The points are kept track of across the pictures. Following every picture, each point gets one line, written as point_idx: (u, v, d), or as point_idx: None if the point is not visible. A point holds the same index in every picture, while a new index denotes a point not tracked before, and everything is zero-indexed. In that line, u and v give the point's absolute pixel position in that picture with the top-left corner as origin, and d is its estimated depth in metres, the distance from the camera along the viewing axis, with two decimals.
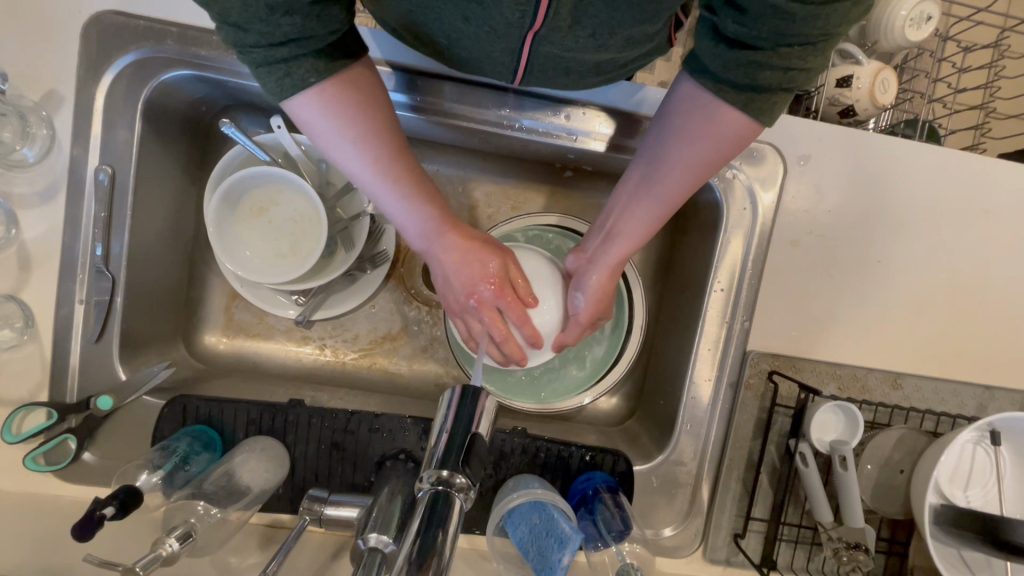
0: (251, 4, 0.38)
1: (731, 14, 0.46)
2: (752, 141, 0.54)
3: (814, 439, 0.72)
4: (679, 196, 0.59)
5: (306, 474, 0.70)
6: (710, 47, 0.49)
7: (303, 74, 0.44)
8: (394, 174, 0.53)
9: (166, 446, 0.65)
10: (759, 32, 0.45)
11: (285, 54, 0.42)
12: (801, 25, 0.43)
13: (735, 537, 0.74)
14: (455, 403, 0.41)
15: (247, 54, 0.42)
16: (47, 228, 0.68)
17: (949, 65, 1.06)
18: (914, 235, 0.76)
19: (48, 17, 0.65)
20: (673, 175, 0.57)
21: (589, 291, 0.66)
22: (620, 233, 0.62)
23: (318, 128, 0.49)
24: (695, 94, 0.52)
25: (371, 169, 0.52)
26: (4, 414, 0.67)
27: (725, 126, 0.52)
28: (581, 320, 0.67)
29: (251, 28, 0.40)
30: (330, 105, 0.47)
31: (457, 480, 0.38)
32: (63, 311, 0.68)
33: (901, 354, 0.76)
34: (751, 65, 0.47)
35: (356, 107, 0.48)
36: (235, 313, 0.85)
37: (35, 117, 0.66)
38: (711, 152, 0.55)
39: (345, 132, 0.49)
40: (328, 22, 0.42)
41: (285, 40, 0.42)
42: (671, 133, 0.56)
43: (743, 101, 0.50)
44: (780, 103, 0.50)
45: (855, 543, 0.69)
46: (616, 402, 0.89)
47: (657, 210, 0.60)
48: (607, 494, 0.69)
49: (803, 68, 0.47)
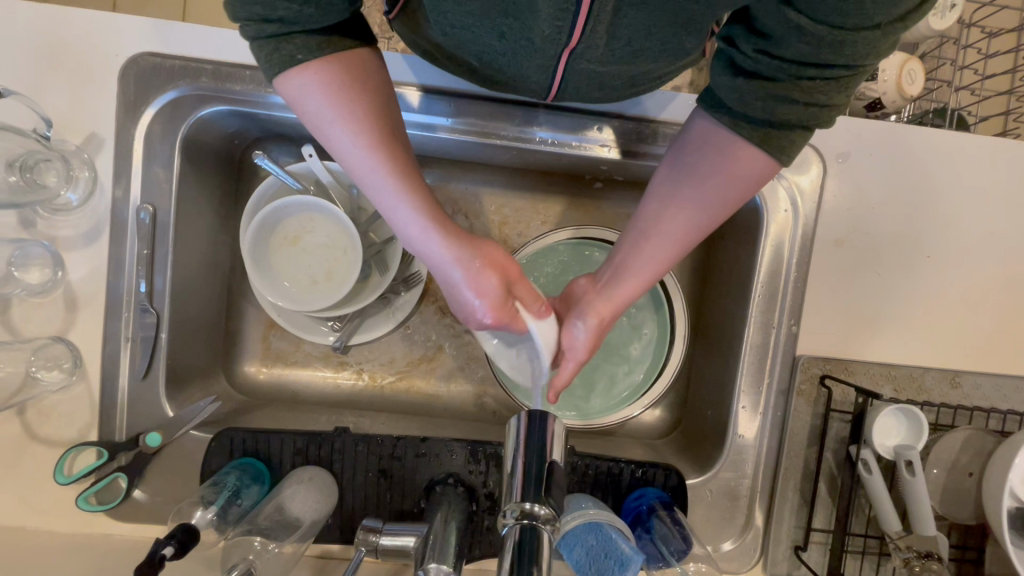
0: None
1: (755, 41, 0.45)
2: (765, 182, 0.53)
3: (877, 444, 0.69)
4: (692, 238, 0.56)
5: (355, 503, 0.69)
6: (724, 80, 0.48)
7: (291, 50, 0.44)
8: (381, 153, 0.48)
9: (216, 481, 0.64)
10: (782, 60, 0.44)
11: (275, 31, 0.43)
12: (826, 50, 0.42)
13: (797, 550, 0.71)
14: (523, 431, 0.41)
15: (245, 27, 0.44)
16: (92, 269, 0.69)
17: (973, 52, 1.03)
18: (963, 229, 0.73)
19: (84, 61, 0.67)
20: (688, 213, 0.54)
21: (591, 321, 0.57)
22: (629, 269, 0.57)
23: (308, 104, 0.47)
24: (711, 130, 0.51)
25: (357, 152, 0.48)
26: (57, 455, 0.68)
27: (741, 165, 0.51)
28: (573, 355, 0.58)
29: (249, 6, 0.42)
30: (320, 80, 0.46)
31: (540, 512, 0.38)
32: (109, 349, 0.69)
33: (957, 351, 0.73)
34: (771, 98, 0.46)
35: (348, 86, 0.47)
36: (272, 341, 0.85)
37: (78, 161, 0.67)
38: (725, 190, 0.52)
39: (334, 107, 0.47)
40: (326, 12, 0.43)
41: (278, 19, 0.43)
42: (686, 168, 0.54)
43: (760, 136, 0.49)
44: (797, 141, 0.49)
45: (927, 552, 0.67)
46: (660, 414, 0.88)
47: (668, 246, 0.55)
48: (663, 510, 0.67)
49: (823, 104, 0.46)
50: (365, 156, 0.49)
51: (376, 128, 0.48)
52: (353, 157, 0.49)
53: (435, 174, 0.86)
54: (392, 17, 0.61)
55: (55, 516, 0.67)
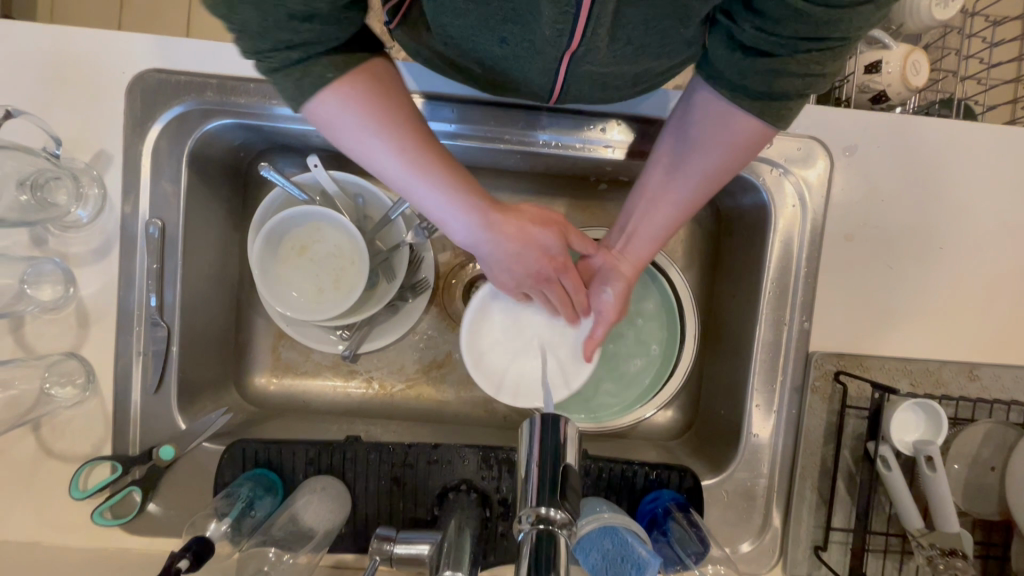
0: (272, 14, 0.39)
1: (750, 19, 0.45)
2: (761, 146, 0.55)
3: (896, 441, 0.68)
4: (696, 203, 0.59)
5: (368, 512, 0.69)
6: (724, 53, 0.49)
7: (323, 71, 0.45)
8: (426, 162, 0.51)
9: (229, 492, 0.64)
10: (780, 38, 0.44)
11: (301, 55, 0.43)
12: (821, 29, 0.42)
13: (817, 550, 0.70)
14: (536, 435, 0.41)
15: (264, 59, 0.44)
16: (103, 284, 0.69)
17: (978, 41, 1.02)
18: (976, 219, 0.72)
19: (91, 80, 0.67)
20: (691, 181, 0.57)
21: (618, 286, 0.63)
22: (641, 236, 0.62)
23: (342, 124, 0.48)
24: (711, 104, 0.53)
25: (401, 157, 0.50)
26: (71, 470, 0.68)
27: (742, 132, 0.53)
28: (609, 315, 0.64)
29: (268, 37, 0.41)
30: (352, 97, 0.47)
31: (557, 517, 0.37)
32: (122, 364, 0.69)
33: (973, 343, 0.72)
34: (768, 73, 0.47)
35: (381, 96, 0.48)
36: (282, 352, 0.86)
37: (87, 178, 0.68)
38: (725, 158, 0.55)
39: (371, 122, 0.49)
40: (345, 28, 0.44)
41: (301, 43, 0.43)
42: (689, 142, 0.56)
43: (759, 108, 0.50)
44: (795, 107, 0.50)
45: (950, 549, 0.65)
46: (672, 415, 0.87)
47: (675, 213, 0.59)
48: (679, 512, 0.67)
49: (819, 73, 0.47)
50: (410, 168, 0.51)
51: (414, 135, 0.50)
52: (397, 172, 0.51)
53: None
54: (391, 28, 0.61)
55: (72, 531, 0.67)
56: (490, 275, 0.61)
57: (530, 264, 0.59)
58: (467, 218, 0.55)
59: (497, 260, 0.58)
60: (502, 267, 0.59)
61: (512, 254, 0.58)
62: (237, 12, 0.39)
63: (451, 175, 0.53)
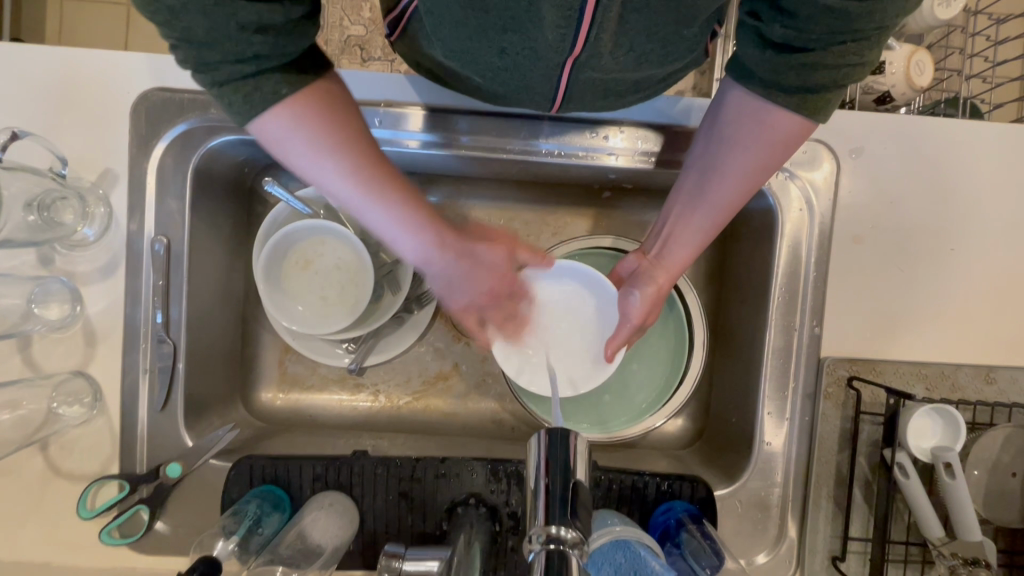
0: (221, 22, 0.37)
1: (778, 18, 0.45)
2: (799, 146, 0.53)
3: (913, 447, 0.66)
4: (734, 205, 0.57)
5: (377, 527, 0.69)
6: (754, 53, 0.48)
7: (275, 87, 0.43)
8: (378, 190, 0.49)
9: (237, 510, 0.64)
10: (813, 34, 0.43)
11: (252, 71, 0.41)
12: (858, 21, 0.41)
13: (835, 561, 0.68)
14: (544, 448, 0.40)
15: (210, 74, 0.41)
16: (110, 302, 0.70)
17: (982, 40, 1.01)
18: (988, 220, 0.71)
19: (96, 100, 0.68)
20: (727, 183, 0.56)
21: (646, 292, 0.63)
22: (675, 241, 0.61)
23: (289, 143, 0.46)
24: (742, 103, 0.51)
25: (352, 180, 0.48)
26: (79, 490, 0.68)
27: (778, 131, 0.51)
28: (636, 321, 0.64)
29: (217, 48, 0.39)
30: (298, 112, 0.44)
31: (567, 535, 0.36)
32: (129, 381, 0.70)
33: (991, 345, 0.71)
34: (803, 68, 0.46)
35: (328, 117, 0.45)
36: (288, 366, 0.85)
37: (93, 197, 0.68)
38: (764, 157, 0.53)
39: (317, 149, 0.46)
40: (298, 41, 0.42)
41: (253, 56, 0.40)
42: (719, 143, 0.55)
43: (796, 102, 0.48)
44: (834, 101, 0.48)
45: (973, 558, 0.64)
46: (681, 423, 0.86)
47: (712, 218, 0.58)
48: (692, 524, 0.66)
49: (858, 64, 0.45)
50: (359, 199, 0.49)
51: (361, 160, 0.48)
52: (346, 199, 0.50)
53: (443, 191, 0.86)
54: (394, 40, 0.62)
55: (80, 551, 0.67)
56: (444, 298, 0.59)
57: (484, 285, 0.59)
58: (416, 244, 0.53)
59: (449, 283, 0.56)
60: (453, 289, 0.57)
61: (464, 277, 0.56)
62: (181, 19, 0.37)
63: (401, 201, 0.50)
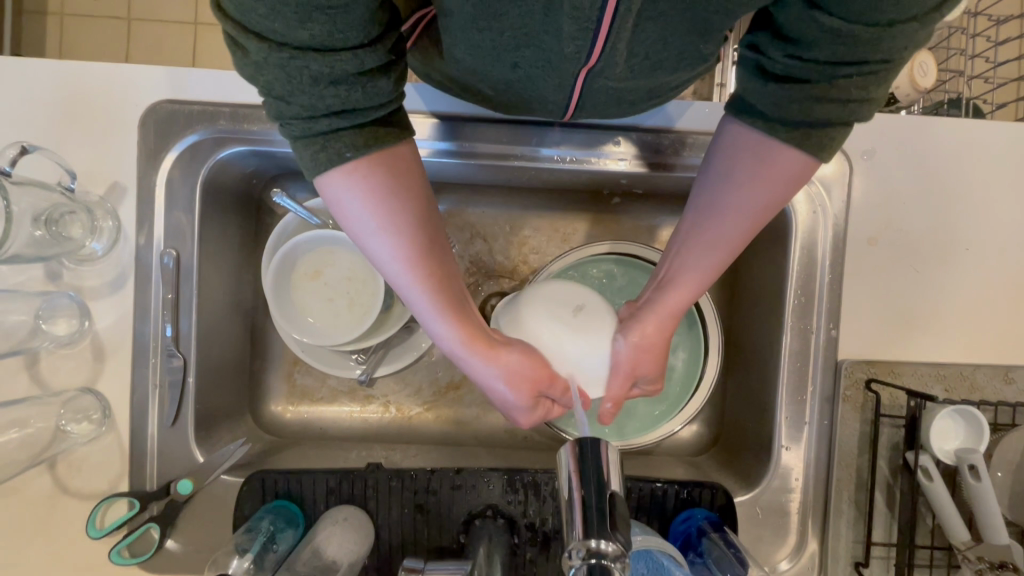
0: (295, 77, 0.38)
1: (782, 48, 0.45)
2: (800, 185, 0.51)
3: (937, 450, 0.66)
4: (734, 242, 0.54)
5: (392, 540, 0.68)
6: (756, 86, 0.47)
7: (341, 147, 0.43)
8: (425, 270, 0.49)
9: (251, 527, 0.62)
10: (815, 62, 0.44)
11: (326, 125, 0.41)
12: (862, 48, 0.41)
13: (858, 566, 0.67)
14: (573, 461, 0.39)
15: (287, 126, 0.42)
16: (118, 317, 0.69)
17: (982, 41, 1.01)
18: (1001, 219, 0.71)
19: (104, 114, 0.67)
20: (727, 217, 0.52)
21: (636, 337, 0.57)
22: (669, 281, 0.56)
23: (350, 209, 0.47)
24: (744, 137, 0.50)
25: (402, 255, 0.48)
26: (88, 508, 0.66)
27: (778, 165, 0.49)
28: (624, 369, 0.57)
29: (293, 100, 0.40)
30: (365, 187, 0.45)
31: (608, 548, 0.36)
32: (138, 396, 0.68)
33: (1006, 345, 0.70)
34: (808, 100, 0.45)
35: (388, 187, 0.46)
36: (297, 378, 0.84)
37: (101, 211, 0.68)
38: (766, 193, 0.51)
39: (375, 218, 0.47)
40: (375, 94, 0.41)
41: (328, 110, 0.41)
42: (718, 179, 0.52)
43: (798, 137, 0.47)
44: (839, 137, 0.48)
45: (1000, 561, 0.62)
46: (697, 430, 0.85)
47: (709, 254, 0.54)
48: (713, 532, 0.64)
49: (863, 99, 0.45)
50: (404, 268, 0.49)
51: (417, 240, 0.48)
52: (391, 264, 0.49)
53: (452, 200, 0.86)
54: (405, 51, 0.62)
55: (88, 572, 0.65)
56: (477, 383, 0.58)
57: (525, 371, 0.55)
58: (457, 323, 0.52)
59: (487, 366, 0.54)
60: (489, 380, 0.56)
61: (505, 369, 0.55)
62: (262, 72, 0.38)
63: (444, 289, 0.51)
